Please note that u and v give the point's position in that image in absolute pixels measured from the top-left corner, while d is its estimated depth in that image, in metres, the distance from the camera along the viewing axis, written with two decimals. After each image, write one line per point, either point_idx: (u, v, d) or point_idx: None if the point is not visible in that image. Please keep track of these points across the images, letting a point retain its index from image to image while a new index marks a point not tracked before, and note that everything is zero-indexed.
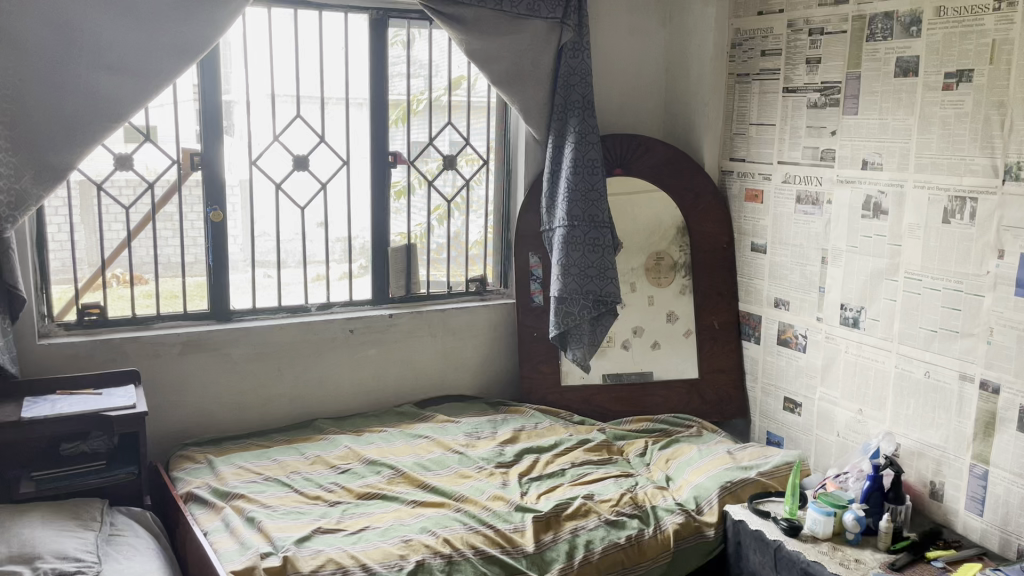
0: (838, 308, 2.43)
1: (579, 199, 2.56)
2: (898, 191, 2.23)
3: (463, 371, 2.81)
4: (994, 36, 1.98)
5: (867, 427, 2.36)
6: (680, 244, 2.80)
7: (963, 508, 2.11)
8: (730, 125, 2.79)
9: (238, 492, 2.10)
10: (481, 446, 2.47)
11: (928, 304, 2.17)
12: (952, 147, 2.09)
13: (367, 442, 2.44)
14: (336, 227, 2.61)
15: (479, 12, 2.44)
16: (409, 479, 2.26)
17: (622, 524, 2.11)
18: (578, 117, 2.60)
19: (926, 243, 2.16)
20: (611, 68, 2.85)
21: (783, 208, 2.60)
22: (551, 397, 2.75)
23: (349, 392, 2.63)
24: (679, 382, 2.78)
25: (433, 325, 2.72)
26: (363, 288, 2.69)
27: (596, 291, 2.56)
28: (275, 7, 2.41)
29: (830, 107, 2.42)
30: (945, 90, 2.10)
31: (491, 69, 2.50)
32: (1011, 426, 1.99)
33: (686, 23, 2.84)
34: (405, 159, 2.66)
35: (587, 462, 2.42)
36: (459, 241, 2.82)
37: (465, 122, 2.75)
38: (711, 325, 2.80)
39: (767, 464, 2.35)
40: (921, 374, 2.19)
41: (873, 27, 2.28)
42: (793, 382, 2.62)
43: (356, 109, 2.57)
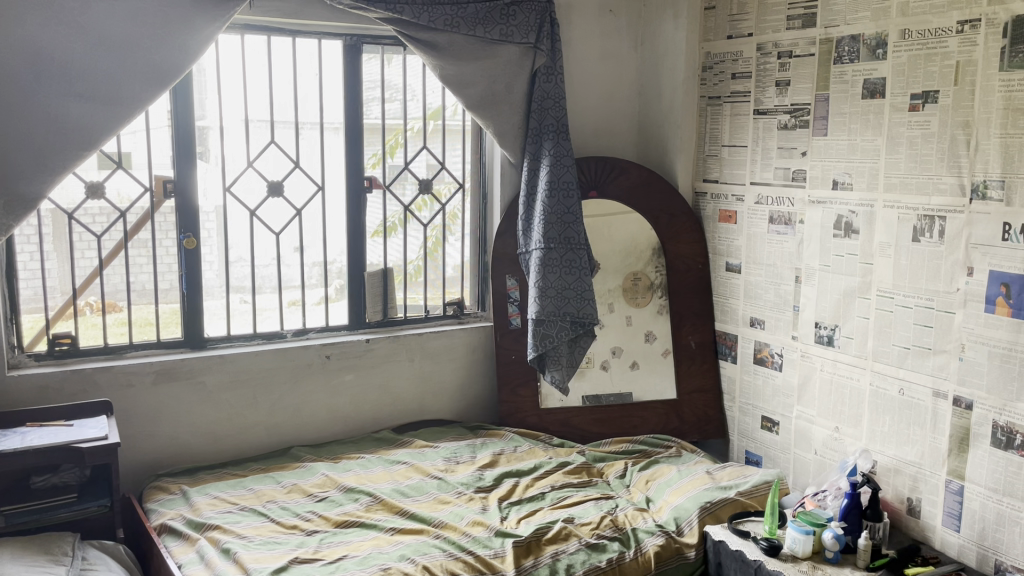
0: (812, 326, 2.45)
1: (554, 221, 2.57)
2: (868, 211, 2.26)
3: (440, 396, 2.80)
4: (958, 57, 2.02)
5: (844, 444, 2.37)
6: (656, 264, 2.82)
7: (941, 524, 2.12)
8: (703, 147, 2.81)
9: (213, 522, 2.06)
10: (460, 471, 2.45)
11: (900, 321, 2.19)
12: (920, 168, 2.12)
13: (344, 469, 2.41)
14: (311, 252, 2.60)
15: (454, 38, 2.46)
16: (387, 506, 2.23)
17: (603, 547, 2.10)
18: (552, 140, 2.61)
19: (898, 261, 2.19)
20: (584, 92, 2.87)
21: (756, 228, 2.63)
22: (530, 420, 2.75)
23: (326, 419, 2.60)
24: (658, 403, 2.79)
25: (410, 348, 2.71)
26: (339, 312, 2.67)
27: (573, 313, 2.57)
28: (247, 33, 2.41)
29: (800, 128, 2.45)
30: (911, 111, 2.14)
31: (466, 93, 2.52)
32: (984, 441, 2.01)
33: (657, 47, 2.88)
34: (380, 184, 2.66)
35: (567, 485, 2.41)
36: (436, 264, 2.82)
37: (441, 146, 2.76)
38: (688, 345, 2.82)
39: (746, 483, 2.36)
40: (896, 391, 2.21)
41: (840, 49, 2.31)
42: (769, 401, 2.63)
43: (331, 133, 2.57)
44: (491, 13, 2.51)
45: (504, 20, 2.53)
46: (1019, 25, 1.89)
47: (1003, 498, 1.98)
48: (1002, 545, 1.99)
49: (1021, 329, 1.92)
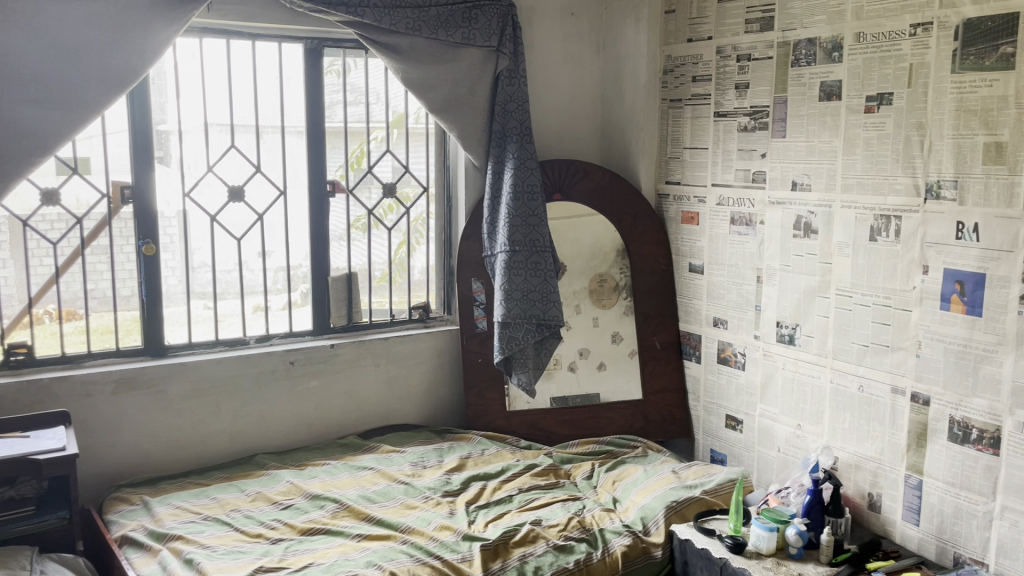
0: (774, 325, 2.49)
1: (519, 224, 2.58)
2: (827, 211, 2.29)
3: (407, 400, 2.78)
4: (911, 60, 2.06)
5: (806, 441, 2.41)
6: (620, 266, 2.84)
7: (901, 518, 2.16)
8: (665, 150, 2.83)
9: (176, 532, 2.03)
10: (427, 475, 2.44)
11: (859, 319, 2.23)
12: (875, 168, 2.16)
13: (310, 475, 2.39)
14: (274, 257, 2.57)
15: (416, 41, 2.46)
16: (353, 512, 2.22)
17: (570, 549, 2.11)
18: (516, 144, 2.62)
19: (855, 260, 2.23)
20: (547, 95, 2.89)
21: (718, 229, 2.66)
22: (497, 423, 2.75)
23: (291, 425, 2.58)
24: (624, 404, 2.81)
25: (376, 353, 2.69)
26: (303, 318, 2.65)
27: (539, 315, 2.58)
28: (206, 37, 2.38)
29: (759, 130, 2.48)
30: (866, 113, 2.17)
31: (429, 97, 2.52)
32: (941, 436, 2.05)
33: (619, 51, 2.90)
34: (344, 188, 2.64)
35: (534, 488, 2.41)
36: (401, 267, 2.80)
37: (404, 150, 2.75)
38: (653, 345, 2.83)
39: (711, 482, 2.38)
40: (855, 388, 2.25)
41: (797, 53, 2.35)
42: (733, 400, 2.66)
43: (292, 137, 2.55)
44: (453, 16, 2.51)
45: (466, 24, 2.53)
46: (969, 29, 1.93)
47: (961, 492, 2.02)
48: (960, 538, 2.03)
49: (974, 325, 1.97)
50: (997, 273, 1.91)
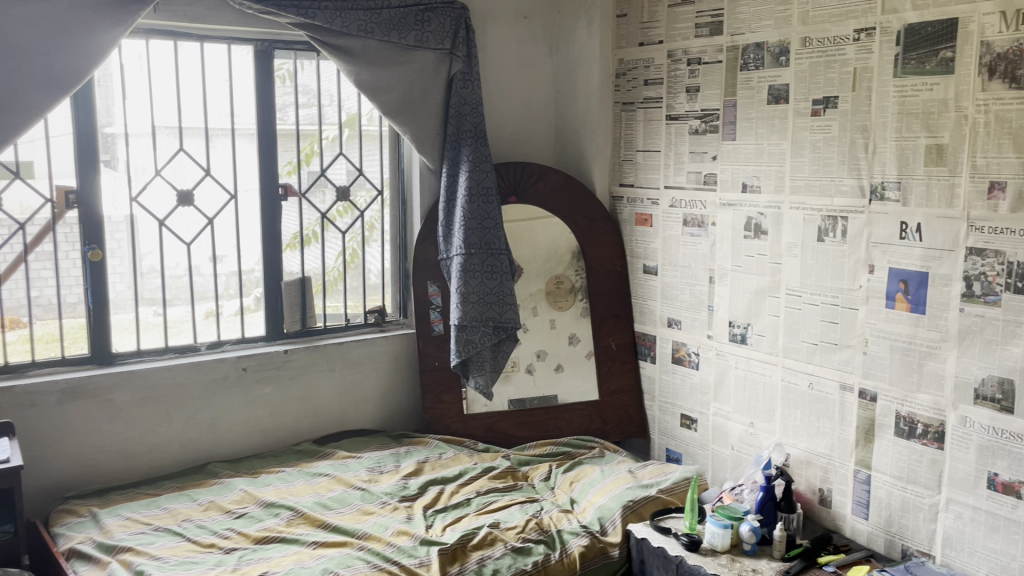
0: (726, 325, 2.53)
1: (474, 227, 2.58)
2: (776, 212, 2.34)
3: (363, 405, 2.76)
4: (855, 64, 2.11)
5: (758, 439, 2.45)
6: (576, 268, 2.85)
7: (851, 512, 2.21)
8: (618, 152, 2.86)
9: (125, 544, 1.99)
10: (384, 480, 2.43)
11: (808, 318, 2.28)
12: (822, 170, 2.21)
13: (264, 483, 2.36)
14: (225, 262, 2.53)
15: (368, 44, 2.46)
16: (309, 519, 2.19)
17: (528, 551, 2.11)
18: (470, 146, 2.61)
19: (804, 260, 2.27)
20: (500, 98, 2.89)
21: (671, 230, 2.69)
22: (455, 426, 2.74)
23: (244, 433, 2.54)
24: (581, 405, 2.82)
25: (331, 358, 2.67)
26: (256, 323, 2.61)
27: (495, 318, 2.58)
28: (153, 38, 2.34)
29: (710, 133, 2.52)
30: (813, 116, 2.22)
31: (382, 99, 2.51)
32: (888, 431, 2.10)
33: (571, 53, 2.92)
34: (296, 192, 2.61)
35: (492, 490, 2.41)
36: (356, 271, 2.78)
37: (358, 152, 2.72)
38: (609, 346, 2.86)
39: (667, 480, 2.41)
40: (805, 385, 2.30)
41: (746, 57, 2.39)
42: (687, 399, 2.69)
43: (243, 140, 2.51)
44: (405, 19, 2.51)
45: (419, 26, 2.53)
46: (910, 34, 1.98)
47: (907, 485, 2.07)
48: (908, 531, 2.08)
49: (918, 322, 2.02)
50: (940, 272, 1.97)
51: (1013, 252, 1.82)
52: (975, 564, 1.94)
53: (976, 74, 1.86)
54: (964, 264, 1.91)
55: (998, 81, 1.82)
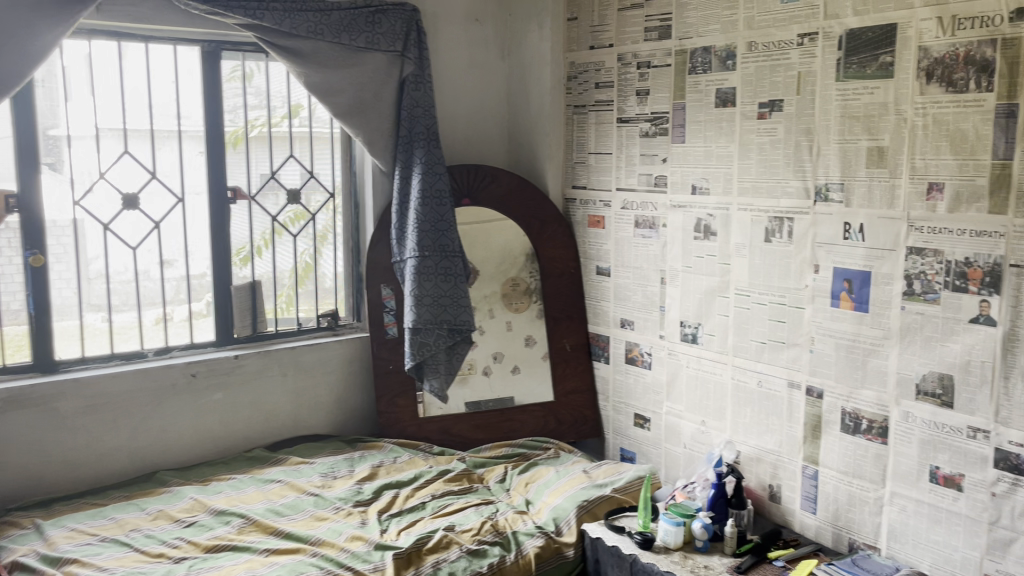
0: (677, 325, 2.56)
1: (427, 230, 2.57)
2: (724, 214, 2.38)
3: (316, 410, 2.73)
4: (800, 68, 2.15)
5: (710, 437, 2.48)
6: (530, 270, 2.86)
7: (800, 507, 2.26)
8: (571, 154, 2.88)
9: (70, 556, 1.94)
10: (338, 485, 2.41)
11: (756, 318, 2.32)
12: (768, 172, 2.25)
13: (214, 491, 2.32)
14: (174, 267, 2.49)
15: (318, 45, 2.45)
16: (261, 526, 2.16)
17: (483, 553, 2.11)
18: (423, 148, 2.60)
19: (752, 261, 2.31)
20: (453, 100, 2.90)
21: (623, 232, 2.71)
22: (410, 430, 2.73)
23: (194, 440, 2.50)
24: (536, 406, 2.83)
25: (282, 363, 2.63)
26: (205, 329, 2.57)
27: (450, 320, 2.58)
28: (95, 38, 2.29)
29: (660, 136, 2.55)
30: (759, 119, 2.26)
31: (332, 101, 2.50)
32: (834, 427, 2.15)
33: (523, 57, 2.93)
34: (245, 195, 2.58)
35: (447, 493, 2.40)
36: (308, 274, 2.75)
37: (308, 154, 2.70)
38: (563, 348, 2.87)
39: (621, 480, 2.43)
40: (754, 383, 2.34)
41: (694, 61, 2.43)
42: (641, 399, 2.72)
43: (189, 142, 2.47)
44: (356, 20, 2.50)
45: (370, 28, 2.52)
46: (852, 38, 2.03)
47: (853, 480, 2.12)
48: (854, 524, 2.13)
49: (862, 320, 2.07)
50: (882, 271, 2.02)
51: (951, 252, 1.88)
52: (919, 556, 1.99)
53: (914, 78, 1.92)
54: (905, 264, 1.97)
55: (935, 85, 1.88)
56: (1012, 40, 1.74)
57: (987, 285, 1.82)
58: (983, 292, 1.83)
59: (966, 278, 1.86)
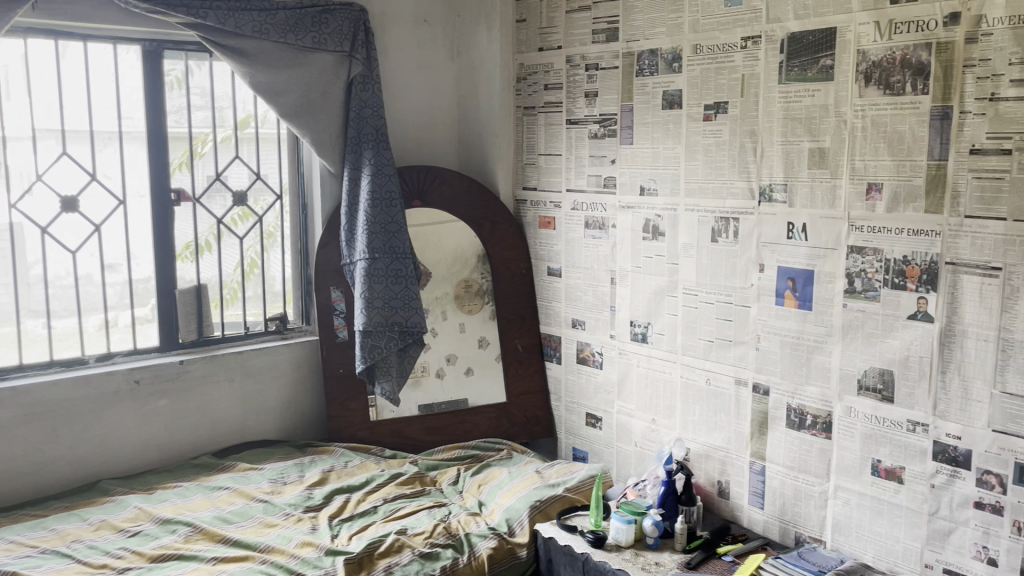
0: (627, 325, 2.58)
1: (377, 231, 2.55)
2: (672, 214, 2.41)
3: (264, 415, 2.69)
4: (743, 71, 2.19)
5: (660, 435, 2.51)
6: (481, 271, 2.86)
7: (748, 502, 2.29)
8: (521, 156, 2.88)
9: (8, 569, 1.88)
10: (287, 491, 2.37)
11: (704, 316, 2.35)
12: (714, 174, 2.28)
13: (159, 500, 2.27)
14: (116, 271, 2.43)
15: (263, 45, 2.41)
16: (208, 535, 2.12)
17: (435, 556, 2.10)
18: (372, 149, 2.58)
19: (699, 261, 2.35)
20: (402, 100, 2.88)
21: (573, 233, 2.73)
22: (361, 434, 2.71)
23: (138, 449, 2.44)
24: (488, 407, 2.83)
25: (229, 368, 2.59)
26: (149, 334, 2.51)
27: (401, 322, 2.56)
28: (31, 37, 2.23)
29: (609, 137, 2.57)
30: (705, 121, 2.30)
31: (278, 102, 2.47)
32: (780, 423, 2.19)
33: (472, 58, 2.93)
34: (190, 197, 2.53)
35: (399, 497, 2.39)
36: (256, 277, 2.71)
37: (255, 156, 2.66)
38: (516, 348, 2.87)
39: (573, 480, 2.44)
40: (703, 381, 2.37)
41: (641, 63, 2.45)
42: (592, 398, 2.74)
43: (131, 143, 2.42)
44: (302, 20, 2.47)
45: (316, 28, 2.49)
46: (793, 42, 2.07)
47: (798, 475, 2.16)
48: (800, 518, 2.17)
49: (805, 318, 2.11)
50: (824, 269, 2.06)
51: (889, 250, 1.93)
52: (862, 547, 2.04)
53: (853, 81, 1.96)
54: (846, 262, 2.01)
55: (873, 88, 1.93)
56: (945, 44, 1.80)
57: (924, 283, 1.88)
58: (920, 289, 1.89)
59: (905, 276, 1.91)
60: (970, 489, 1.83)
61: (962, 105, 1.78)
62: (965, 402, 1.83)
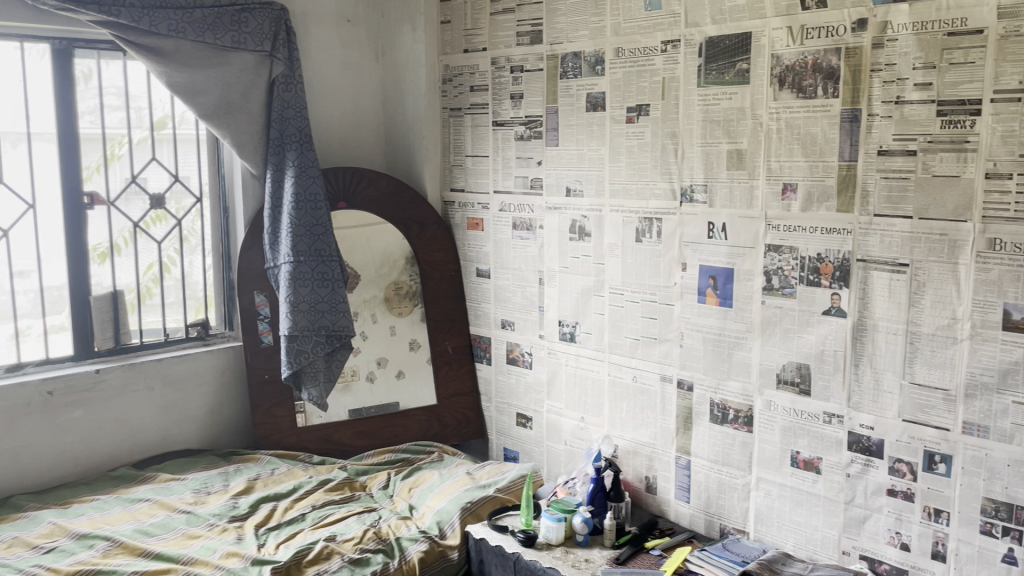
0: (556, 324, 2.61)
1: (302, 234, 2.50)
2: (597, 215, 2.44)
3: (187, 423, 2.62)
4: (663, 74, 2.23)
5: (589, 432, 2.54)
6: (410, 273, 2.84)
7: (674, 497, 2.34)
8: (448, 157, 2.88)
9: None
10: (211, 501, 2.31)
11: (630, 315, 2.39)
12: (637, 175, 2.32)
13: (75, 514, 2.19)
14: (26, 278, 2.34)
15: (180, 44, 2.36)
16: (128, 548, 2.05)
17: (366, 561, 2.08)
18: (295, 151, 2.54)
19: (624, 260, 2.38)
20: (326, 100, 2.85)
21: (501, 233, 2.74)
22: (288, 440, 2.66)
23: (52, 463, 2.35)
24: (418, 410, 2.81)
25: (149, 376, 2.51)
26: (62, 343, 2.41)
27: (328, 326, 2.53)
28: None
29: (534, 139, 2.59)
30: (627, 123, 2.33)
31: (197, 102, 2.42)
32: (704, 418, 2.24)
33: (397, 58, 2.92)
34: (104, 200, 2.45)
35: (328, 503, 2.35)
36: (175, 282, 2.63)
37: (172, 157, 2.58)
38: (445, 350, 2.87)
39: (503, 480, 2.45)
40: (629, 379, 2.41)
41: (565, 66, 2.47)
42: (522, 398, 2.75)
43: (41, 144, 2.33)
44: (220, 19, 2.41)
45: (236, 27, 2.44)
46: (711, 46, 2.12)
47: (722, 468, 2.22)
48: (725, 511, 2.23)
49: (727, 315, 2.17)
50: (743, 267, 2.12)
51: (804, 248, 2.00)
52: (783, 537, 2.11)
53: (768, 85, 2.02)
54: (764, 260, 2.07)
55: (786, 91, 1.99)
56: (854, 49, 1.87)
57: (837, 279, 1.95)
58: (834, 285, 1.96)
59: (819, 273, 1.98)
60: (883, 476, 1.91)
61: (870, 108, 1.86)
62: (877, 393, 1.91)
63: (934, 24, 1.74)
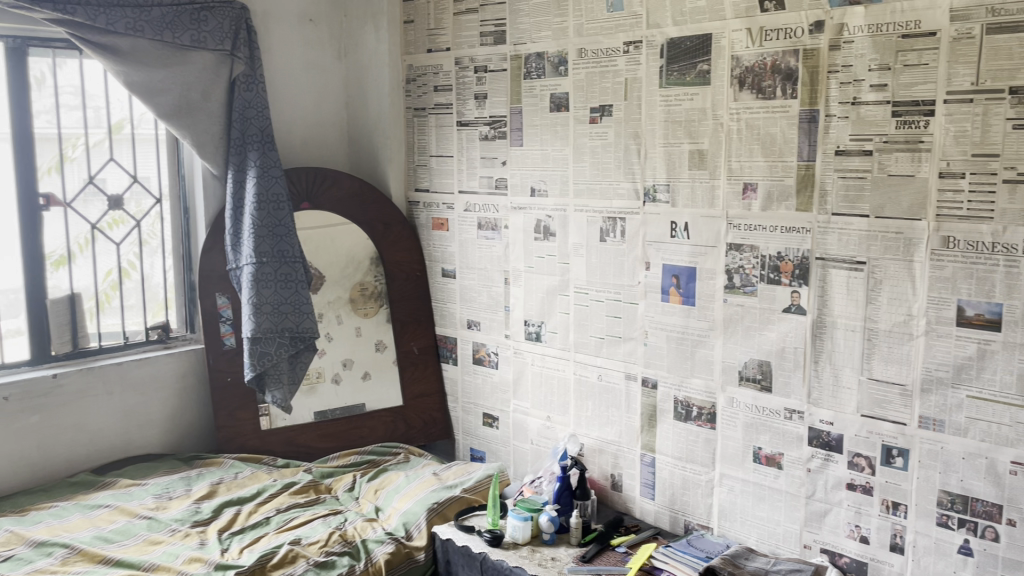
0: (522, 324, 2.61)
1: (264, 235, 2.48)
2: (562, 215, 2.45)
3: (147, 427, 2.58)
4: (626, 75, 2.25)
5: (555, 431, 2.55)
6: (375, 273, 2.83)
7: (639, 494, 2.36)
8: (412, 157, 2.87)
9: None
10: (173, 507, 2.28)
11: (594, 314, 2.41)
12: (601, 175, 2.34)
13: (33, 521, 2.14)
14: None
15: (138, 42, 2.32)
16: (87, 555, 2.02)
17: (331, 564, 2.07)
18: (257, 151, 2.52)
19: (589, 260, 2.40)
20: (288, 100, 2.82)
21: (466, 233, 2.74)
22: (252, 443, 2.64)
23: (8, 470, 2.30)
24: (384, 411, 2.80)
25: (108, 380, 2.47)
26: (18, 347, 2.36)
27: (291, 328, 2.50)
28: None
29: (499, 139, 2.59)
30: (591, 123, 2.35)
31: (156, 102, 2.38)
32: (668, 415, 2.26)
33: (360, 58, 2.90)
34: (60, 201, 2.40)
35: (293, 506, 2.34)
36: (135, 284, 2.59)
37: (131, 158, 2.55)
38: (411, 350, 2.86)
39: (470, 480, 2.45)
40: (595, 377, 2.43)
41: (529, 66, 2.48)
42: (488, 398, 2.75)
43: None
44: (179, 18, 2.38)
45: (195, 25, 2.41)
46: (672, 47, 2.14)
47: (686, 464, 2.24)
48: (689, 507, 2.25)
49: (689, 313, 2.19)
50: (706, 266, 2.14)
51: (765, 247, 2.03)
52: (746, 532, 2.14)
53: (728, 86, 2.05)
54: (726, 259, 2.10)
55: (746, 92, 2.02)
56: (811, 50, 1.90)
57: (797, 277, 1.98)
58: (794, 283, 1.99)
59: (779, 271, 2.01)
60: (843, 471, 1.94)
61: (827, 108, 1.89)
62: (836, 389, 1.94)
63: (889, 27, 1.78)
